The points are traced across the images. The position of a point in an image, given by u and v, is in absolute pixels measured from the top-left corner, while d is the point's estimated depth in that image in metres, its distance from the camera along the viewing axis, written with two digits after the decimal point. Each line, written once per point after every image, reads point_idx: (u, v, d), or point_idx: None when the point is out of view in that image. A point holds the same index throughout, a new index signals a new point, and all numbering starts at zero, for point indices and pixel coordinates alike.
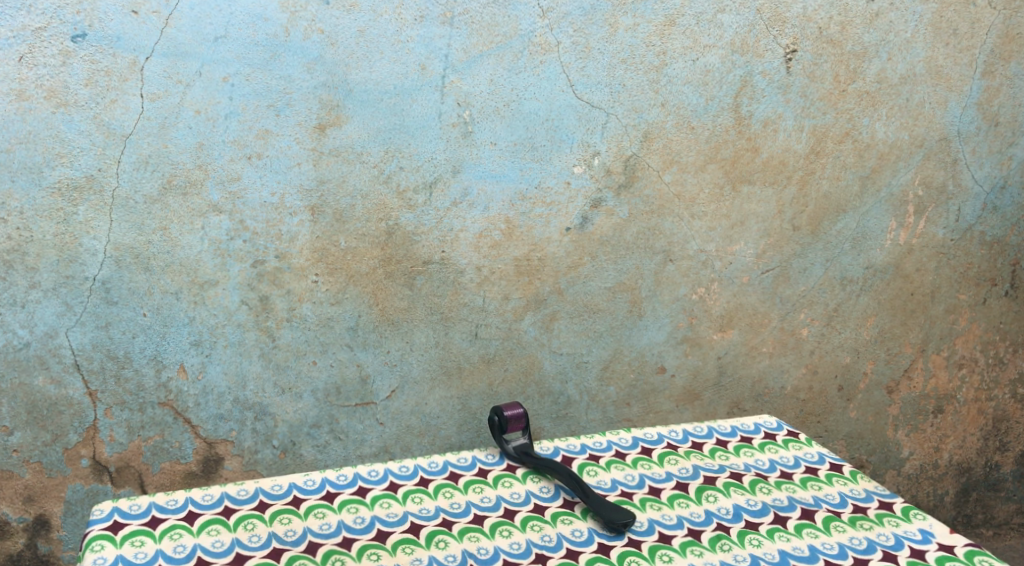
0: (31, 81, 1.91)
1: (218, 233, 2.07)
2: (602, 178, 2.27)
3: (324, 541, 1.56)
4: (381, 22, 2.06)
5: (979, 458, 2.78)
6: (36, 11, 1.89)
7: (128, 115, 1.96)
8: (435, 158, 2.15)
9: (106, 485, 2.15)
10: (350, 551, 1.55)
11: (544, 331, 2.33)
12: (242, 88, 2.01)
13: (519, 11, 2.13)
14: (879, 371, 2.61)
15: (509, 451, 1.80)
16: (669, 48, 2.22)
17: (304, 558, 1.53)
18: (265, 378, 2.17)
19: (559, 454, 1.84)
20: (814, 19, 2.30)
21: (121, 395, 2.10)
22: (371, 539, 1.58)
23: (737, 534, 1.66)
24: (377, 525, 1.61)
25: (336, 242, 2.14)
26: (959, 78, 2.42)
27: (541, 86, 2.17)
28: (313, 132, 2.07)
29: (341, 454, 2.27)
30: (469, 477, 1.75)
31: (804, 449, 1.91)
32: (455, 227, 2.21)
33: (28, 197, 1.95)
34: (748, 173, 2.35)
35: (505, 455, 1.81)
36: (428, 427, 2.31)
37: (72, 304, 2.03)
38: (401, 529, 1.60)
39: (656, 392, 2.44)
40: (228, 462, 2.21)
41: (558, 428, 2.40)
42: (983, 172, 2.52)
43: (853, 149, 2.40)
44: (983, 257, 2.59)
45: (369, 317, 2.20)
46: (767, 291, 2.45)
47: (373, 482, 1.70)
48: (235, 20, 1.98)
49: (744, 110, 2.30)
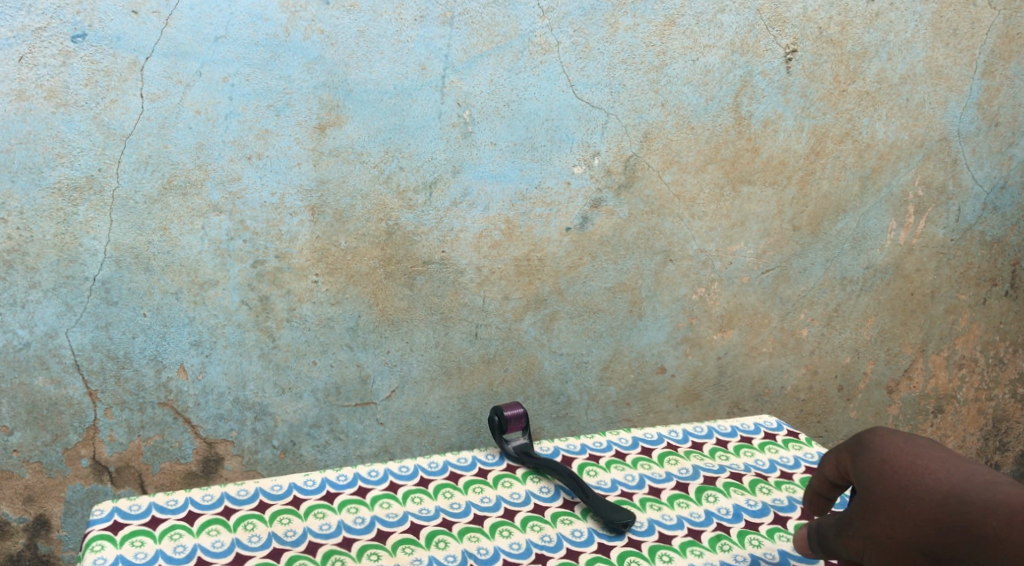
0: (31, 81, 1.90)
1: (218, 233, 2.07)
2: (602, 178, 2.26)
3: (324, 541, 1.56)
4: (381, 22, 2.05)
5: (979, 458, 2.79)
6: (36, 11, 1.87)
7: (128, 115, 1.96)
8: (435, 158, 2.15)
9: (106, 485, 2.16)
10: (350, 551, 1.55)
11: (544, 332, 2.33)
12: (242, 87, 2.01)
13: (519, 11, 2.12)
14: (879, 371, 2.61)
15: (507, 451, 1.80)
16: (669, 48, 2.21)
17: (303, 558, 1.53)
18: (265, 378, 2.18)
19: (558, 454, 1.83)
20: (815, 18, 2.29)
21: (121, 395, 2.10)
22: (371, 539, 1.58)
23: (737, 534, 1.66)
24: (378, 524, 1.61)
25: (337, 242, 2.14)
26: (959, 78, 2.42)
27: (541, 86, 2.17)
28: (313, 132, 2.07)
29: (341, 454, 2.29)
30: (469, 477, 1.74)
31: (804, 449, 1.91)
32: (455, 227, 2.21)
33: (28, 197, 1.95)
34: (748, 173, 2.35)
35: (505, 455, 1.80)
36: (429, 427, 2.33)
37: (72, 304, 2.03)
38: (401, 529, 1.60)
39: (656, 392, 2.45)
40: (229, 461, 2.22)
41: (559, 428, 2.41)
42: (983, 172, 2.52)
43: (853, 149, 2.40)
44: (983, 257, 2.59)
45: (369, 317, 2.21)
46: (767, 292, 2.45)
47: (375, 483, 1.70)
48: (234, 20, 1.97)
49: (744, 110, 2.30)
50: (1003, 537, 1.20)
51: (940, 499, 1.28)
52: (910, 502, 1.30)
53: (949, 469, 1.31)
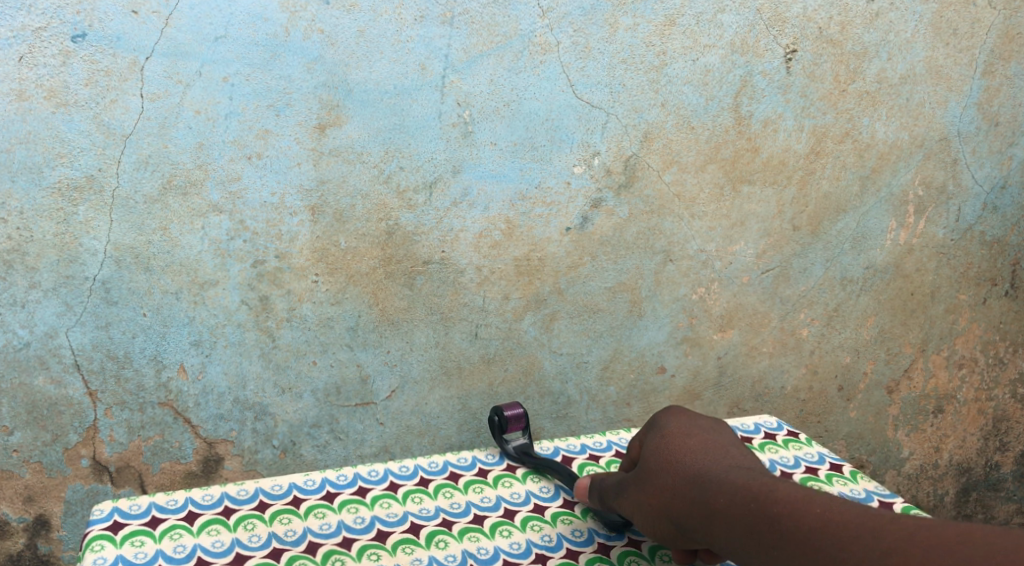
0: (31, 81, 1.90)
1: (218, 233, 2.06)
2: (602, 178, 2.26)
3: (324, 541, 1.56)
4: (381, 22, 2.05)
5: (979, 458, 2.79)
6: (36, 11, 1.87)
7: (128, 115, 1.95)
8: (435, 158, 2.15)
9: (106, 485, 2.16)
10: (350, 551, 1.55)
11: (544, 332, 2.33)
12: (242, 87, 2.00)
13: (519, 11, 2.12)
14: (879, 371, 2.61)
15: (508, 451, 1.80)
16: (669, 48, 2.21)
17: (303, 558, 1.53)
18: (265, 378, 2.18)
19: (559, 454, 1.83)
20: (815, 18, 2.29)
21: (121, 395, 2.10)
22: (371, 538, 1.58)
23: None
24: (378, 523, 1.61)
25: (337, 241, 2.14)
26: (959, 78, 2.42)
27: (541, 86, 2.17)
28: (313, 132, 2.06)
29: (341, 454, 2.29)
30: (469, 477, 1.74)
31: (804, 449, 1.90)
32: (455, 227, 2.21)
33: (28, 197, 1.95)
34: (748, 173, 2.35)
35: (505, 455, 1.81)
36: (428, 427, 2.33)
37: (72, 304, 2.03)
38: (401, 528, 1.60)
39: (656, 392, 2.45)
40: (229, 461, 2.22)
41: (559, 428, 2.41)
42: (983, 172, 2.52)
43: (853, 149, 2.40)
44: (983, 257, 2.59)
45: (369, 317, 2.21)
46: (767, 292, 2.45)
47: (374, 481, 1.70)
48: (234, 20, 1.97)
49: (744, 110, 2.30)
50: (726, 510, 1.40)
51: (687, 478, 1.48)
52: (667, 476, 1.50)
53: (708, 442, 1.54)
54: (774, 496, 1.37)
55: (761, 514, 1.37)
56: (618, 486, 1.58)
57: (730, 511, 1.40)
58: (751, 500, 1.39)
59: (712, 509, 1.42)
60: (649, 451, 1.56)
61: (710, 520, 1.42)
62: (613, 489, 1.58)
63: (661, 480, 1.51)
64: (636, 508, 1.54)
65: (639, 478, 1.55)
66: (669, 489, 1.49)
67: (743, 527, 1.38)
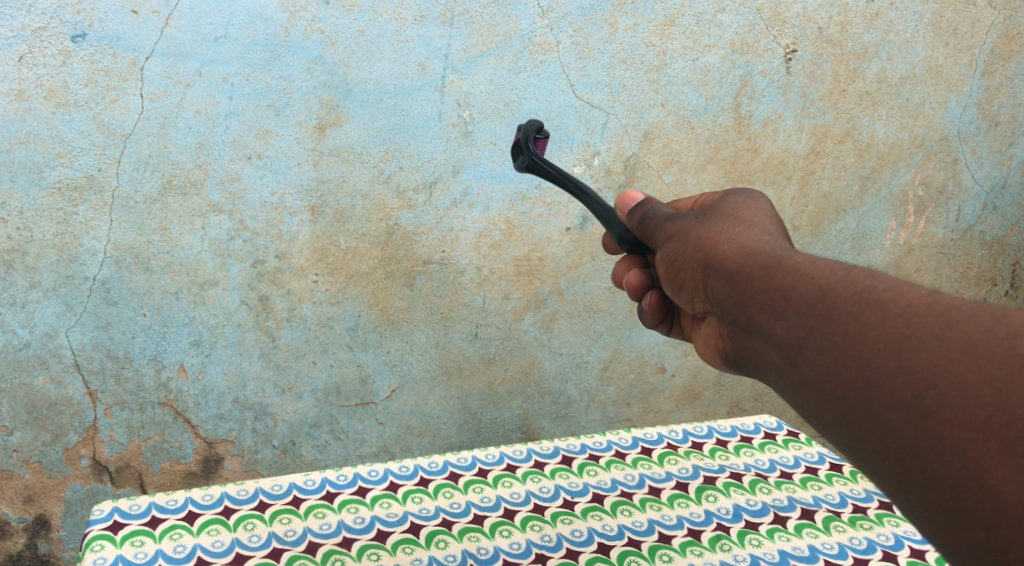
0: (30, 81, 1.89)
1: (218, 233, 2.06)
2: (602, 178, 2.27)
3: (324, 542, 1.33)
4: (381, 22, 2.03)
5: None
6: (36, 11, 1.85)
7: (128, 115, 1.95)
8: (435, 158, 2.14)
9: (106, 486, 2.17)
10: (350, 550, 1.32)
11: (544, 331, 2.35)
12: (242, 87, 1.99)
13: (519, 11, 2.10)
14: None
15: (521, 159, 1.29)
16: (669, 48, 2.20)
17: (304, 558, 1.31)
18: (265, 378, 2.19)
19: (558, 455, 1.52)
20: (815, 19, 2.27)
21: (121, 395, 2.11)
22: (372, 539, 1.34)
23: (738, 534, 1.40)
24: (378, 524, 1.36)
25: (337, 241, 2.14)
26: (959, 78, 2.42)
27: (541, 86, 2.16)
28: (313, 132, 2.06)
29: (342, 454, 2.30)
30: (469, 477, 1.45)
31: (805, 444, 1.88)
32: (455, 227, 2.21)
33: (28, 197, 1.94)
34: (747, 173, 2.35)
35: (523, 159, 1.28)
36: (428, 427, 2.35)
37: (72, 304, 2.02)
38: (401, 528, 1.36)
39: (656, 392, 2.50)
40: (229, 461, 2.23)
41: (558, 427, 2.45)
42: (983, 172, 2.52)
43: (853, 149, 2.41)
44: (983, 257, 2.63)
45: (369, 317, 2.21)
46: None
47: (374, 482, 1.43)
48: (235, 20, 1.95)
49: (744, 110, 2.30)
50: (799, 267, 0.96)
51: (756, 241, 1.04)
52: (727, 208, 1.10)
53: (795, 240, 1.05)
54: (889, 282, 0.90)
55: (848, 289, 0.91)
56: (658, 206, 1.17)
57: (819, 284, 0.94)
58: (843, 271, 0.93)
59: (782, 262, 0.98)
60: (733, 201, 1.10)
61: (760, 268, 1.00)
62: (653, 214, 1.16)
63: (732, 231, 1.06)
64: (670, 235, 1.12)
65: (701, 219, 1.10)
66: (750, 247, 1.03)
67: (811, 289, 0.94)
